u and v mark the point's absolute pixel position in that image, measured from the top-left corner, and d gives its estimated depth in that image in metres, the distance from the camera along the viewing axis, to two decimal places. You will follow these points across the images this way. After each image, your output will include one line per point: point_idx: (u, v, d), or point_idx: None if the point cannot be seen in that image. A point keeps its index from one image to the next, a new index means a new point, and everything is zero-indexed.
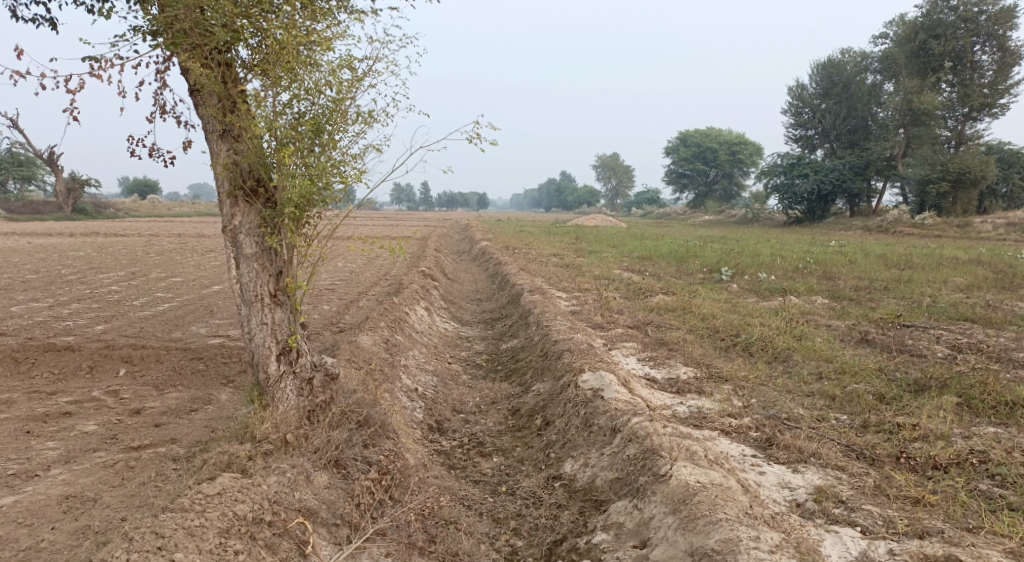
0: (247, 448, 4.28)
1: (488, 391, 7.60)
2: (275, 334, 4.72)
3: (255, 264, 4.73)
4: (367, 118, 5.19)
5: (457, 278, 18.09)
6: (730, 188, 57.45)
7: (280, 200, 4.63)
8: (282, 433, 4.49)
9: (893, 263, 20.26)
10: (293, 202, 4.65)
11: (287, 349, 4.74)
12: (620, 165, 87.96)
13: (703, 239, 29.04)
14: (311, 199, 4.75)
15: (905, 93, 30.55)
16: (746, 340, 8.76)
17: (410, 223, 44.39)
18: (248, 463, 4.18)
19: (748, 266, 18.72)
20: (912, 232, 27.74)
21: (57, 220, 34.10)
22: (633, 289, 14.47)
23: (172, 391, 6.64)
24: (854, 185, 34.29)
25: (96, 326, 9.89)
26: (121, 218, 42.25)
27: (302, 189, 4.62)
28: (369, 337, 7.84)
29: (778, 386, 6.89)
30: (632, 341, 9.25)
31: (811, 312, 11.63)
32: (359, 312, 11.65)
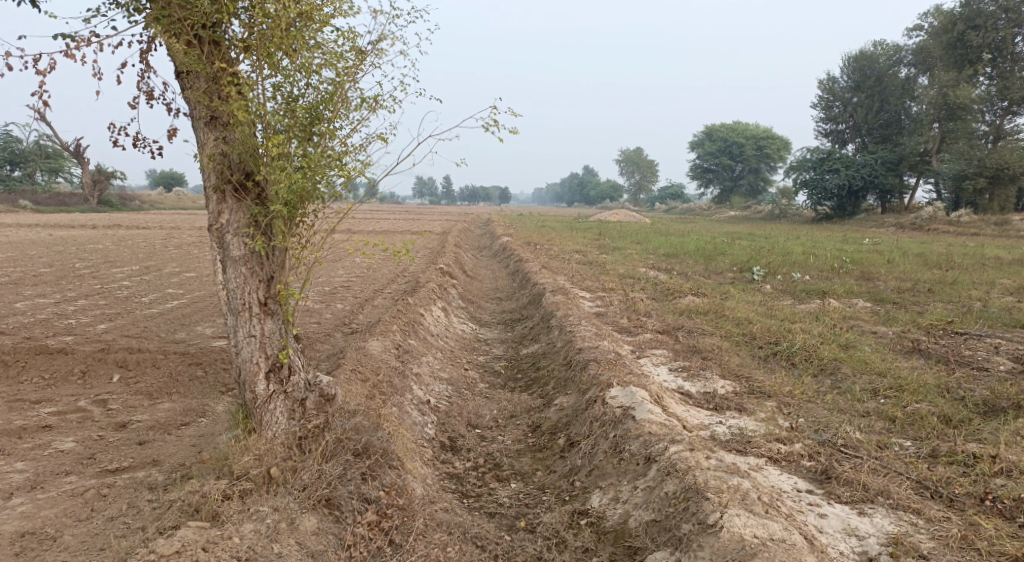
0: (223, 487, 3.83)
1: (507, 402, 7.00)
2: (264, 348, 4.20)
3: (243, 268, 4.19)
4: (373, 105, 4.65)
5: (477, 276, 17.54)
6: (756, 183, 56.15)
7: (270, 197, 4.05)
8: (266, 467, 4.02)
9: (933, 263, 19.29)
10: (283, 198, 4.06)
11: (277, 365, 4.22)
12: (643, 160, 86.77)
13: (729, 236, 28.19)
14: (305, 194, 4.18)
15: (940, 86, 29.38)
16: (787, 350, 8.07)
17: (432, 217, 43.93)
18: (221, 508, 3.72)
19: (780, 265, 17.90)
20: (948, 230, 26.64)
21: (83, 211, 34.19)
22: (660, 290, 13.79)
23: (164, 400, 6.15)
24: (887, 180, 33.10)
25: (99, 324, 9.49)
26: (147, 210, 42.36)
27: (294, 184, 4.04)
28: (379, 343, 7.28)
29: (827, 404, 6.23)
30: (662, 348, 8.60)
31: (854, 317, 10.88)
32: (373, 311, 11.13)
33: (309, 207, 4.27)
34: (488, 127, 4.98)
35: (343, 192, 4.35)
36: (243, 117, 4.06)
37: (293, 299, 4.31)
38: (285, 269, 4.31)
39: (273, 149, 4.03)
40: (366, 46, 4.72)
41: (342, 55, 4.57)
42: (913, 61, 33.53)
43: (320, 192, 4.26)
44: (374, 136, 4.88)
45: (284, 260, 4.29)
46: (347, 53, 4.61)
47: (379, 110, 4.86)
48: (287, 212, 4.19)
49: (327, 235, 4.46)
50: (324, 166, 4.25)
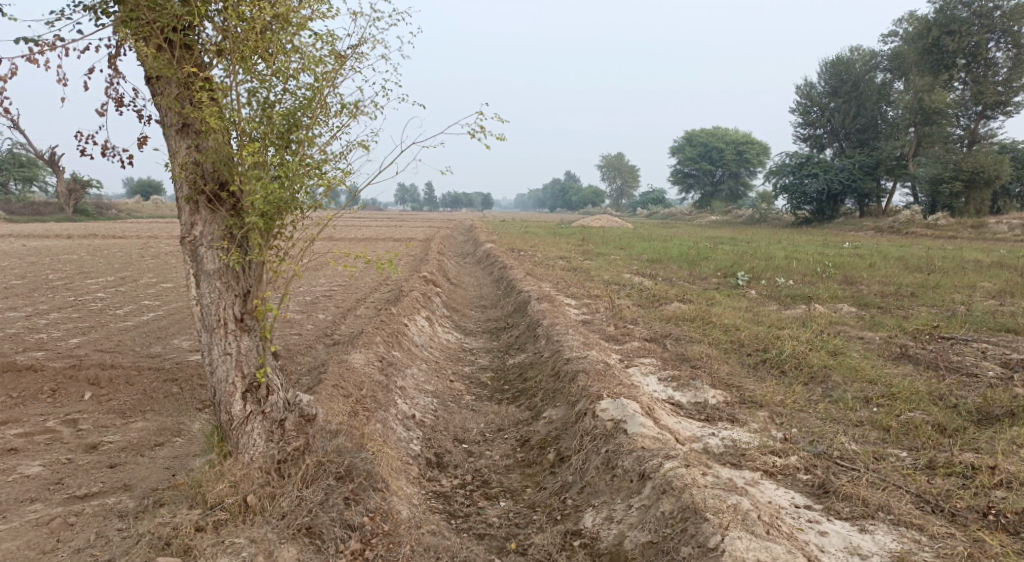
0: (196, 518, 3.70)
1: (494, 415, 6.83)
2: (240, 366, 4.01)
3: (218, 283, 3.99)
4: (353, 112, 4.48)
5: (460, 283, 17.34)
6: (737, 187, 56.50)
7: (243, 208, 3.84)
8: (242, 494, 3.84)
9: (913, 267, 19.41)
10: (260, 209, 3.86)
11: (254, 384, 4.02)
12: (624, 165, 87.07)
13: (711, 241, 28.24)
14: (283, 205, 4.00)
15: (915, 91, 29.73)
16: (777, 357, 7.98)
17: (414, 224, 43.62)
18: (194, 543, 3.57)
19: (764, 270, 17.90)
20: (926, 234, 26.89)
21: (58, 219, 33.56)
22: (645, 296, 13.69)
23: (138, 419, 5.90)
24: (865, 185, 33.40)
25: (71, 339, 9.17)
26: (125, 219, 41.69)
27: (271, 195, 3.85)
28: (361, 355, 7.08)
29: (820, 413, 6.14)
30: (650, 357, 8.48)
31: (840, 322, 10.85)
32: (356, 322, 10.91)
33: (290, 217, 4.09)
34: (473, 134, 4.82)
35: (324, 202, 4.18)
36: (216, 124, 3.88)
37: (271, 314, 4.11)
38: (262, 283, 4.11)
39: (249, 155, 3.84)
40: (346, 51, 4.55)
41: (321, 59, 4.40)
42: (889, 66, 33.92)
43: (299, 202, 4.08)
44: (355, 144, 4.71)
45: (261, 274, 4.09)
46: (326, 57, 4.44)
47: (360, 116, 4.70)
48: (264, 223, 4.01)
49: (306, 247, 4.27)
50: (303, 175, 4.08)
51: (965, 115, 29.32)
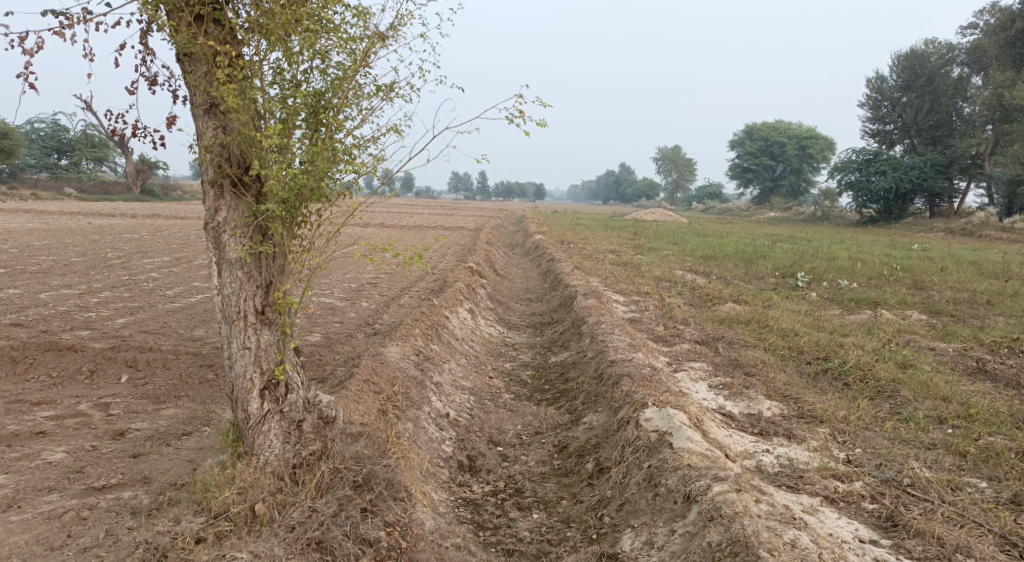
0: (198, 528, 3.49)
1: (532, 416, 6.53)
2: (259, 362, 3.79)
3: (239, 272, 3.77)
4: (388, 94, 4.21)
5: (508, 275, 17.07)
6: (798, 183, 54.59)
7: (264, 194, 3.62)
8: (251, 502, 3.65)
9: (990, 273, 18.22)
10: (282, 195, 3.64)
11: (273, 382, 3.81)
12: (681, 158, 85.24)
13: (769, 238, 27.23)
14: (307, 192, 3.77)
15: (994, 86, 28.05)
16: (839, 367, 7.44)
17: (466, 213, 43.56)
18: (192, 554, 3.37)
19: (826, 272, 17.07)
20: (1001, 237, 25.35)
21: (125, 197, 34.72)
22: (698, 295, 13.17)
23: (170, 404, 5.79)
24: (936, 184, 31.68)
25: (118, 319, 9.26)
26: (190, 200, 42.97)
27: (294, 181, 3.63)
28: (398, 349, 6.86)
29: (888, 434, 5.63)
30: (701, 361, 8.04)
31: (910, 331, 10.15)
32: (398, 312, 10.74)
33: (315, 205, 3.86)
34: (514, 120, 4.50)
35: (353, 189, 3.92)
36: (240, 104, 3.66)
37: (293, 309, 3.88)
38: (285, 275, 3.88)
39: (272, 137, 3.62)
40: (382, 29, 4.28)
41: (355, 37, 4.13)
42: (967, 60, 32.11)
43: (325, 189, 3.85)
44: (390, 129, 4.45)
45: (283, 265, 3.87)
46: (361, 35, 4.17)
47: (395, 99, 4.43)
48: (287, 211, 3.78)
49: (331, 237, 4.03)
50: (330, 159, 3.84)
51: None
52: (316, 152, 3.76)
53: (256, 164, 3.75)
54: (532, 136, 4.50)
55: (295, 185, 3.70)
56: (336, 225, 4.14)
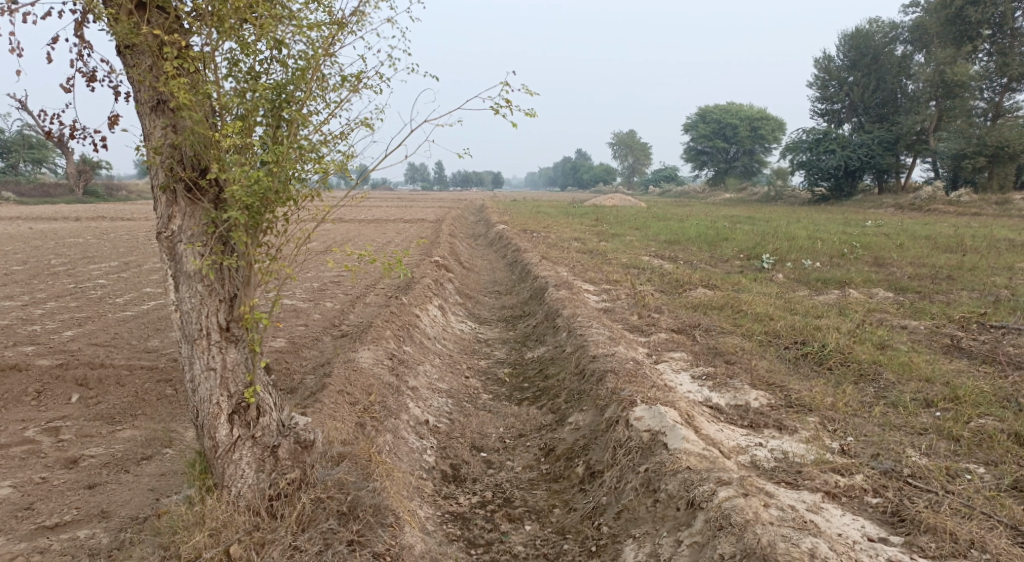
0: None
1: (513, 418, 6.28)
2: (226, 385, 3.45)
3: (200, 286, 3.42)
4: (355, 84, 3.85)
5: (473, 267, 16.76)
6: (751, 164, 55.31)
7: (222, 200, 3.26)
8: (224, 545, 3.31)
9: (943, 247, 18.60)
10: (243, 200, 3.29)
11: (243, 404, 3.47)
12: (635, 142, 85.64)
13: (728, 220, 27.45)
14: (272, 196, 3.43)
15: (937, 64, 28.67)
16: (819, 351, 7.39)
17: (425, 204, 42.94)
18: None
19: (789, 252, 17.19)
20: (948, 211, 25.99)
21: (67, 197, 33.19)
22: (667, 280, 13.09)
23: (126, 425, 5.38)
24: (884, 161, 32.34)
25: (65, 331, 8.69)
26: (137, 199, 41.36)
27: (256, 184, 3.28)
28: (370, 353, 6.53)
29: (877, 420, 5.58)
30: (680, 351, 7.90)
31: (880, 310, 10.21)
32: (365, 312, 10.37)
33: (282, 210, 3.51)
34: (495, 111, 4.18)
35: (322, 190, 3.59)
36: (191, 99, 3.29)
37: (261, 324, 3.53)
38: (250, 287, 3.54)
39: (230, 136, 3.25)
40: (347, 14, 3.93)
41: (318, 23, 3.78)
42: (909, 39, 32.81)
43: (291, 189, 3.50)
44: (359, 123, 4.11)
45: (248, 276, 3.50)
46: (324, 21, 3.82)
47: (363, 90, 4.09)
48: (250, 217, 3.43)
49: (300, 244, 3.69)
50: (297, 158, 3.50)
51: (989, 88, 27.91)
52: (280, 150, 3.41)
53: (213, 165, 3.37)
54: (515, 129, 4.18)
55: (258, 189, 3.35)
56: (305, 231, 3.80)
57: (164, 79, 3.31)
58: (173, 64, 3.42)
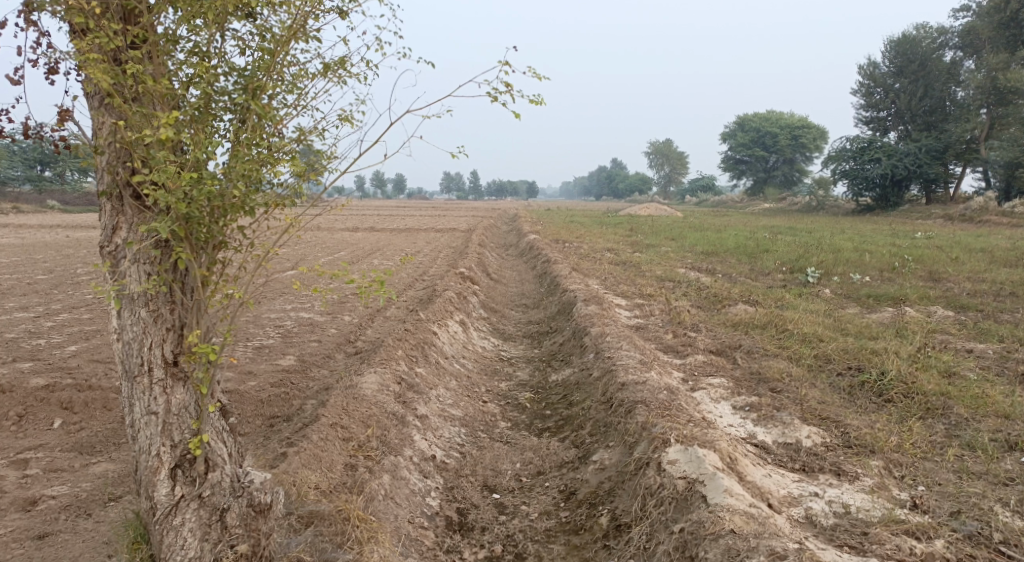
0: None
1: (531, 451, 5.66)
2: (168, 433, 2.98)
3: (144, 311, 2.92)
4: (333, 71, 3.30)
5: (502, 279, 16.20)
6: (791, 173, 53.80)
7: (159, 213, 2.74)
8: None
9: (1003, 260, 17.37)
10: (186, 210, 2.76)
11: (187, 457, 3.00)
12: (672, 151, 84.40)
13: (768, 230, 26.43)
14: (225, 205, 2.88)
15: (988, 70, 27.38)
16: (878, 380, 6.63)
17: (459, 213, 42.46)
18: None
19: (835, 265, 16.25)
20: (1002, 222, 24.62)
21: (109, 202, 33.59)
22: (706, 295, 12.32)
23: (102, 457, 4.87)
24: (932, 170, 30.86)
25: (69, 346, 8.32)
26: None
27: (200, 194, 2.75)
28: (376, 377, 5.95)
29: (952, 466, 4.83)
30: (719, 376, 7.18)
31: (942, 331, 9.34)
32: (383, 327, 9.84)
33: (238, 220, 2.97)
34: (495, 98, 3.59)
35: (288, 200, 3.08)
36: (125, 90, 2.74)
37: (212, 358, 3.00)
38: (202, 312, 3.02)
39: (163, 131, 2.66)
40: None
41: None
42: (960, 44, 31.40)
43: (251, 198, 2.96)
44: (342, 118, 3.62)
45: (198, 301, 2.99)
46: None
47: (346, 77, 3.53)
48: (196, 229, 2.89)
49: (259, 263, 3.18)
50: (259, 161, 2.97)
51: None
52: (239, 154, 2.89)
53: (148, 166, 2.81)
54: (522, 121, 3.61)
55: (204, 197, 2.82)
56: (268, 245, 3.29)
57: (91, 62, 2.75)
58: (107, 46, 2.82)
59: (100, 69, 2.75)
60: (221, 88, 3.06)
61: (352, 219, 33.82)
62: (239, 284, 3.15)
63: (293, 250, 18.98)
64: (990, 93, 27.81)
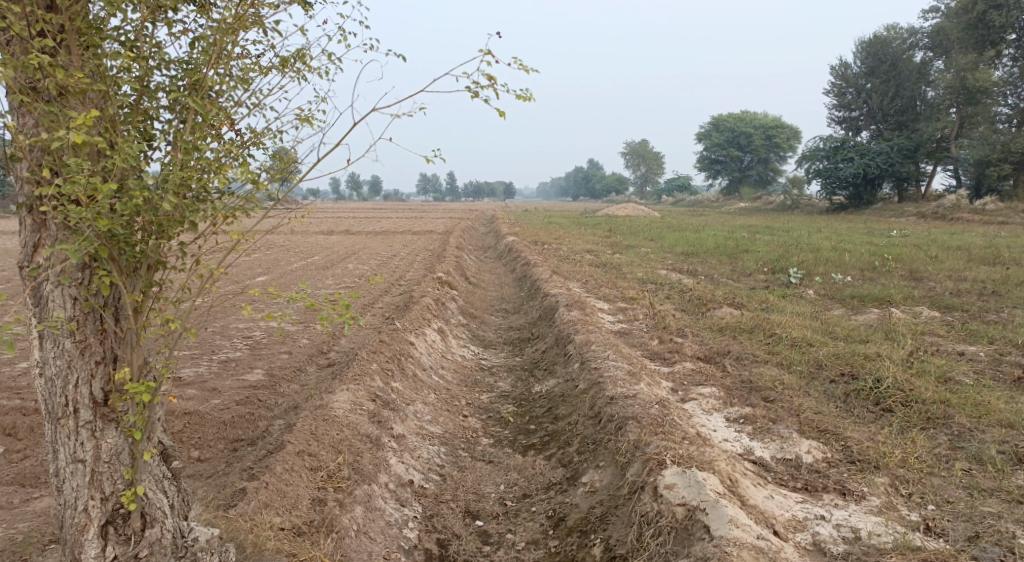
0: None
1: (515, 471, 5.32)
2: (95, 484, 2.74)
3: (68, 344, 2.64)
4: (288, 65, 2.96)
5: (480, 283, 15.84)
6: (766, 173, 54.08)
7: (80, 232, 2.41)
8: None
9: (980, 259, 17.38)
10: (112, 228, 2.43)
11: (119, 512, 2.77)
12: (647, 151, 84.61)
13: (745, 230, 26.36)
14: (162, 218, 2.56)
15: (957, 69, 27.61)
16: (874, 388, 6.39)
17: (435, 215, 41.90)
18: None
19: (816, 265, 16.13)
20: (974, 220, 24.78)
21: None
22: (689, 298, 12.07)
23: (46, 490, 4.44)
24: (904, 169, 31.07)
25: (20, 363, 7.77)
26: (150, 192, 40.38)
27: (127, 208, 2.41)
28: (348, 394, 5.56)
29: (961, 482, 4.58)
30: (709, 385, 6.89)
31: (930, 334, 9.16)
32: (358, 336, 9.43)
33: (177, 236, 2.63)
34: (473, 94, 3.25)
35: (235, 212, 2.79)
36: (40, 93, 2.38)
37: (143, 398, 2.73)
38: (134, 345, 2.74)
39: (76, 135, 2.30)
40: None
41: None
42: (929, 44, 31.67)
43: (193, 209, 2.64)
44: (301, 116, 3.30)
45: (131, 331, 2.72)
46: None
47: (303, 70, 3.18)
48: (125, 248, 2.55)
49: (203, 286, 2.86)
50: (202, 168, 2.65)
51: (1014, 94, 26.68)
52: (177, 161, 2.56)
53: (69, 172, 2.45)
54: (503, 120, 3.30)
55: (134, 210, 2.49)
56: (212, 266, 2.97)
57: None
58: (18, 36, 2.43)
59: (8, 69, 2.40)
60: (158, 84, 2.71)
61: (326, 221, 33.21)
62: (179, 310, 2.83)
63: (264, 256, 18.42)
64: (959, 93, 28.06)
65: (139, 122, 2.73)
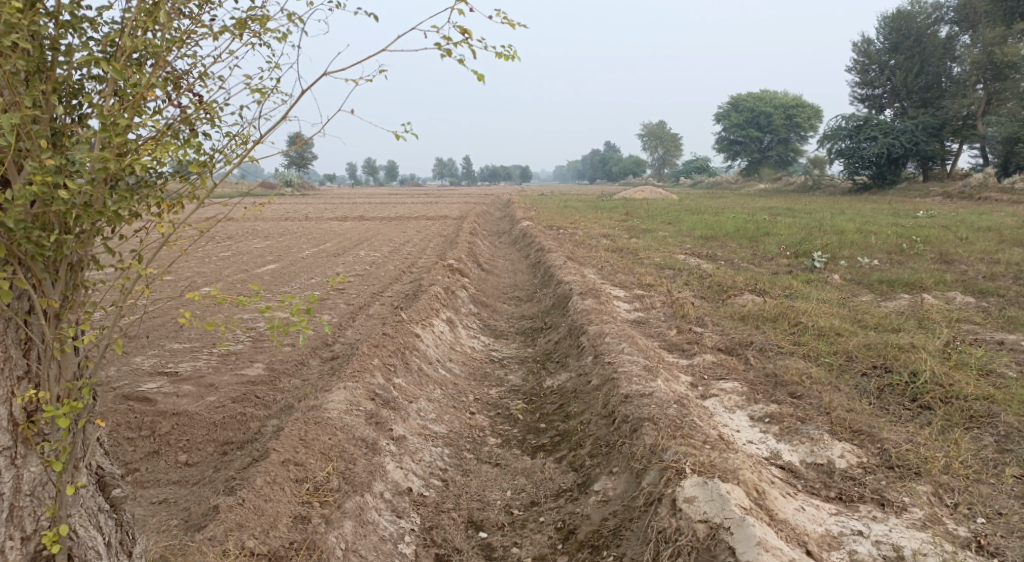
0: None
1: (523, 476, 4.96)
2: (11, 524, 2.59)
3: None
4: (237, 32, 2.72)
5: (493, 269, 15.46)
6: (786, 153, 52.95)
7: None
8: None
9: (1012, 240, 16.69)
10: (14, 221, 2.27)
11: (42, 553, 2.63)
12: (665, 133, 83.39)
13: (765, 213, 25.71)
14: (85, 209, 2.42)
15: (984, 44, 26.63)
16: (910, 384, 5.95)
17: (449, 200, 41.39)
18: None
19: (840, 248, 15.55)
20: (1003, 199, 23.92)
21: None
22: (708, 284, 11.60)
23: None
24: (929, 147, 30.12)
25: None
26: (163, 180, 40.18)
27: (21, 196, 2.22)
28: (344, 394, 5.21)
29: (1013, 491, 4.15)
30: (732, 379, 6.47)
31: (966, 321, 8.66)
32: (364, 328, 9.09)
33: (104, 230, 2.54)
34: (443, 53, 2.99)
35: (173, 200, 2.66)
36: None
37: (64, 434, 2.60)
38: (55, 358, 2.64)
39: None
40: None
41: None
42: (956, 18, 30.54)
43: (123, 198, 2.49)
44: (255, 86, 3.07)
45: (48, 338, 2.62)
46: None
47: (255, 32, 2.92)
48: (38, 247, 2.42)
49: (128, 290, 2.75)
50: (133, 150, 2.47)
51: None
52: (103, 142, 2.37)
53: None
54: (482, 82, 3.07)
55: (35, 198, 2.31)
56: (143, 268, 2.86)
57: None
58: None
59: None
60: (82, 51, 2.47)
61: (339, 208, 32.89)
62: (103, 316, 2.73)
63: (274, 244, 18.13)
64: (987, 68, 27.07)
65: (63, 91, 2.51)
